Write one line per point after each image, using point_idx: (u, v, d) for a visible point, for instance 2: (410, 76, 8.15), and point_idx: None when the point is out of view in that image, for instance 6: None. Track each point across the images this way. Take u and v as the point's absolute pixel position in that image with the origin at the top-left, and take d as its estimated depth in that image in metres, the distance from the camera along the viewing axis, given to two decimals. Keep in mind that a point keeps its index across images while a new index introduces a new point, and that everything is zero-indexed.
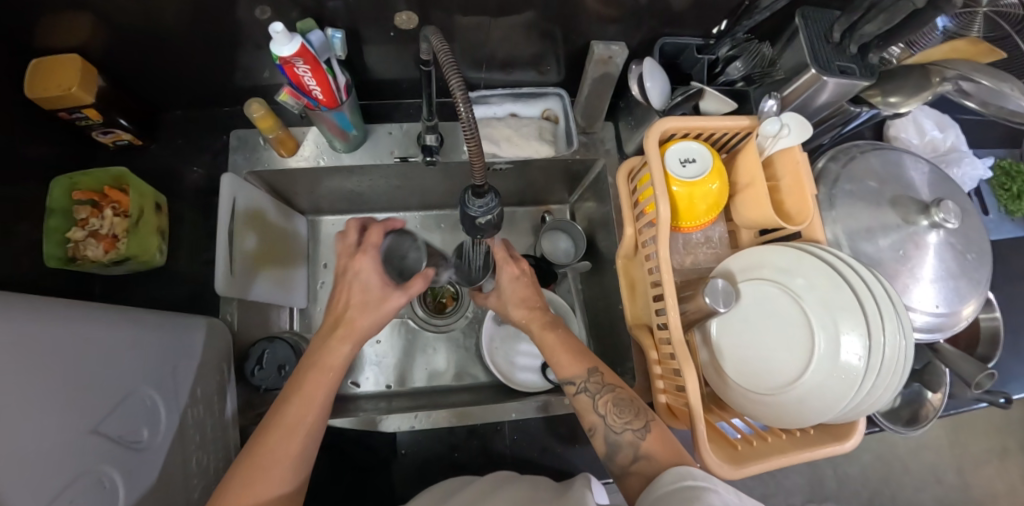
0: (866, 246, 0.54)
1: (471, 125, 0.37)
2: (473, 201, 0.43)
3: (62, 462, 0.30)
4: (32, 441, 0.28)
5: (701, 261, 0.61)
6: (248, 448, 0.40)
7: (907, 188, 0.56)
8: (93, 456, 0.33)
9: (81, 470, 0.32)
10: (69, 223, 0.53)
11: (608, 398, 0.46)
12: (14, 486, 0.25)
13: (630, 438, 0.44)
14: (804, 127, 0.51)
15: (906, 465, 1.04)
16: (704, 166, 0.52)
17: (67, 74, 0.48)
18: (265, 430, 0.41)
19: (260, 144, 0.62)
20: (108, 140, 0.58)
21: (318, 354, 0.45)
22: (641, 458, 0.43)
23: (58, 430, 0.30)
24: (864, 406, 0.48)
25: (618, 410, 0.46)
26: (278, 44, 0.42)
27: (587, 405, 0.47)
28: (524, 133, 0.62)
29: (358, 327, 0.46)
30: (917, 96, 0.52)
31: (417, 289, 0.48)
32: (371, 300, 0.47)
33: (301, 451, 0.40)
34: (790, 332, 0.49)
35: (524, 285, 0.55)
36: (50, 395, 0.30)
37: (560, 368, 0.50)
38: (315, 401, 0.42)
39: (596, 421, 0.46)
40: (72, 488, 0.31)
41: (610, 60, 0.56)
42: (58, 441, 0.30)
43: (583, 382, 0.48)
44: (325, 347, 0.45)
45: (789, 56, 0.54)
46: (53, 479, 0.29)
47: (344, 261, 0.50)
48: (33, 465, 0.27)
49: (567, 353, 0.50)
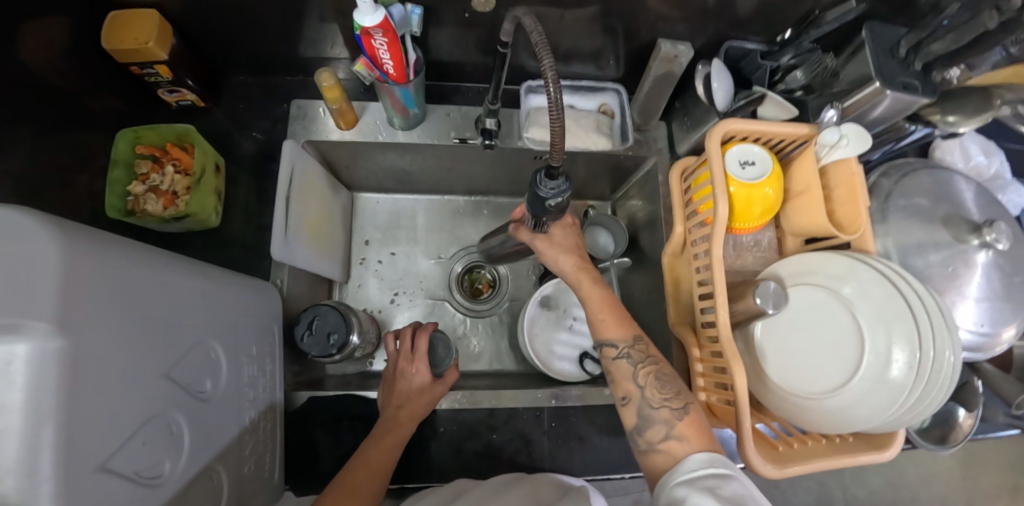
0: (914, 261, 0.55)
1: (559, 108, 0.36)
2: (545, 183, 0.43)
3: (135, 404, 0.30)
4: (111, 379, 0.27)
5: (749, 265, 0.62)
6: (332, 486, 0.44)
7: (958, 207, 0.56)
8: (163, 401, 0.33)
9: (153, 414, 0.31)
10: (131, 177, 0.53)
11: (649, 371, 0.47)
12: (86, 424, 0.25)
13: (665, 415, 0.44)
14: (863, 138, 0.51)
15: (916, 492, 1.04)
16: (762, 170, 0.52)
17: (144, 29, 0.49)
18: (348, 471, 0.45)
19: (320, 115, 0.62)
20: (172, 99, 0.59)
21: (389, 422, 0.50)
22: (672, 438, 0.42)
23: (135, 371, 0.30)
24: (907, 420, 0.48)
25: (659, 385, 0.46)
26: (362, 13, 0.43)
27: (627, 372, 0.47)
28: (583, 125, 0.63)
29: (418, 408, 0.52)
30: (977, 116, 0.54)
31: (452, 379, 0.55)
32: (419, 395, 0.53)
33: (379, 490, 0.45)
34: (838, 338, 0.50)
35: (573, 236, 0.55)
36: (133, 337, 0.30)
37: (604, 330, 0.50)
38: (390, 451, 0.48)
39: (633, 390, 0.47)
40: (142, 431, 0.30)
41: (674, 60, 0.56)
42: (133, 382, 0.29)
43: (626, 348, 0.48)
44: (395, 418, 0.51)
45: (852, 69, 0.54)
46: (124, 421, 0.28)
47: (396, 365, 0.56)
48: (108, 405, 0.27)
49: (612, 316, 0.50)
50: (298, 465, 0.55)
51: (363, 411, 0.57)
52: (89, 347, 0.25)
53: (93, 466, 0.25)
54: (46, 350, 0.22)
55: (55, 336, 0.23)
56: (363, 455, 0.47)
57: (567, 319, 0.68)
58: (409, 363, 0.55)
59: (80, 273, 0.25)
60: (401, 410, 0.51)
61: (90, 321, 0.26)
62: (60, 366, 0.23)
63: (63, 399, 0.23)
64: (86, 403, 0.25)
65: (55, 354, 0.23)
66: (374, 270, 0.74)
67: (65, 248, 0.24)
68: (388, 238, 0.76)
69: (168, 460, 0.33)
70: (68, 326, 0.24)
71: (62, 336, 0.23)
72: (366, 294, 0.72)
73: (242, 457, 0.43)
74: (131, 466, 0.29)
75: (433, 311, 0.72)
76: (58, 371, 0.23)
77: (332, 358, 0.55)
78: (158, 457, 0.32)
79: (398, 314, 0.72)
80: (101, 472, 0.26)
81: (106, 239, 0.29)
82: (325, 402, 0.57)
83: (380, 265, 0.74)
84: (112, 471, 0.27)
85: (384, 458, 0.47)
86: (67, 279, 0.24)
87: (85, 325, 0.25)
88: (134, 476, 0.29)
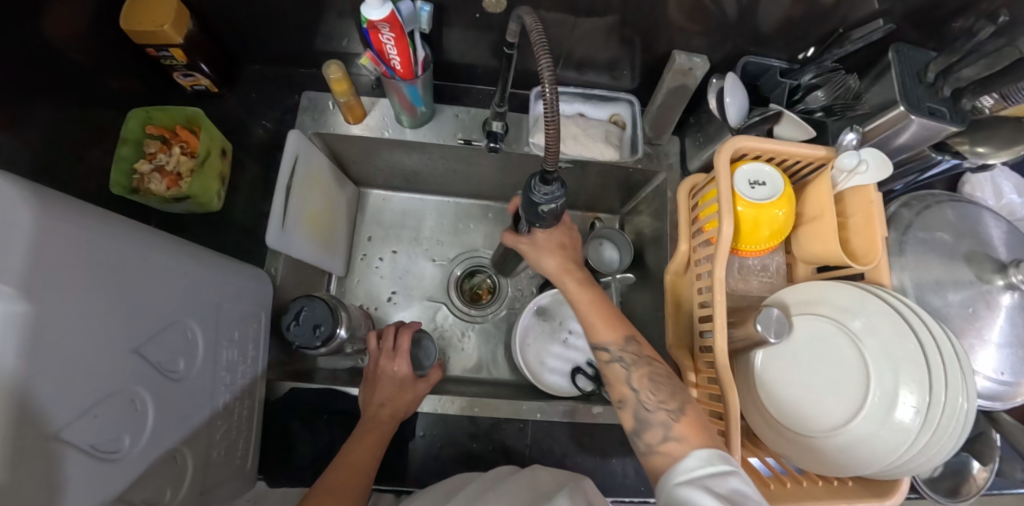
0: (933, 298, 0.51)
1: (555, 104, 0.36)
2: (539, 188, 0.42)
3: (98, 377, 0.29)
4: (75, 350, 0.27)
5: (753, 289, 0.59)
6: (318, 487, 0.42)
7: (984, 245, 0.53)
8: (129, 376, 0.33)
9: (117, 388, 0.31)
10: (139, 154, 0.54)
11: (643, 373, 0.44)
12: (43, 392, 0.24)
13: (662, 418, 0.41)
14: (884, 165, 0.48)
15: None
16: (774, 190, 0.50)
17: (162, 12, 0.50)
18: (333, 472, 0.44)
19: (329, 108, 0.63)
20: (186, 84, 0.60)
21: (372, 421, 0.50)
22: (671, 439, 0.39)
23: (102, 343, 0.29)
24: (909, 470, 0.45)
25: (653, 387, 0.43)
26: (369, 6, 0.43)
27: (620, 375, 0.45)
28: (592, 134, 0.59)
29: (399, 409, 0.51)
30: (1010, 147, 0.51)
31: (436, 378, 0.56)
32: (399, 393, 0.53)
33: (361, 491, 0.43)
34: (843, 374, 0.47)
35: (564, 236, 0.52)
36: (101, 311, 0.29)
37: (595, 333, 0.47)
38: (372, 452, 0.47)
39: (628, 393, 0.44)
40: (101, 403, 0.30)
41: (689, 72, 0.54)
42: (99, 353, 0.29)
43: (618, 351, 0.45)
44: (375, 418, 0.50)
45: (877, 92, 0.51)
46: (86, 392, 0.28)
47: (378, 362, 0.55)
48: (69, 374, 0.26)
49: (603, 318, 0.47)
50: (274, 454, 0.54)
51: (343, 407, 0.57)
52: (56, 314, 0.25)
53: (46, 434, 0.25)
54: (10, 313, 0.22)
55: (20, 300, 0.22)
56: (345, 452, 0.47)
57: (562, 331, 0.66)
58: (390, 361, 0.54)
59: (54, 240, 0.25)
60: (379, 402, 0.51)
61: (60, 289, 0.25)
62: (23, 331, 0.23)
63: (22, 363, 0.23)
64: (46, 371, 0.24)
65: (19, 319, 0.22)
66: (373, 267, 0.73)
67: (38, 214, 0.24)
68: (389, 235, 0.76)
69: (128, 436, 0.32)
70: (35, 292, 0.23)
71: (28, 299, 0.23)
72: (363, 291, 0.72)
73: (211, 441, 0.43)
74: (86, 439, 0.29)
75: (428, 313, 0.71)
76: (19, 335, 0.22)
77: (317, 351, 0.55)
78: (119, 432, 0.31)
79: (393, 313, 0.71)
80: (55, 441, 0.26)
81: (87, 211, 0.29)
82: (308, 393, 0.56)
83: (379, 263, 0.74)
84: (67, 442, 0.27)
85: (367, 461, 0.46)
86: (37, 245, 0.24)
87: (54, 294, 0.25)
88: (91, 449, 0.29)
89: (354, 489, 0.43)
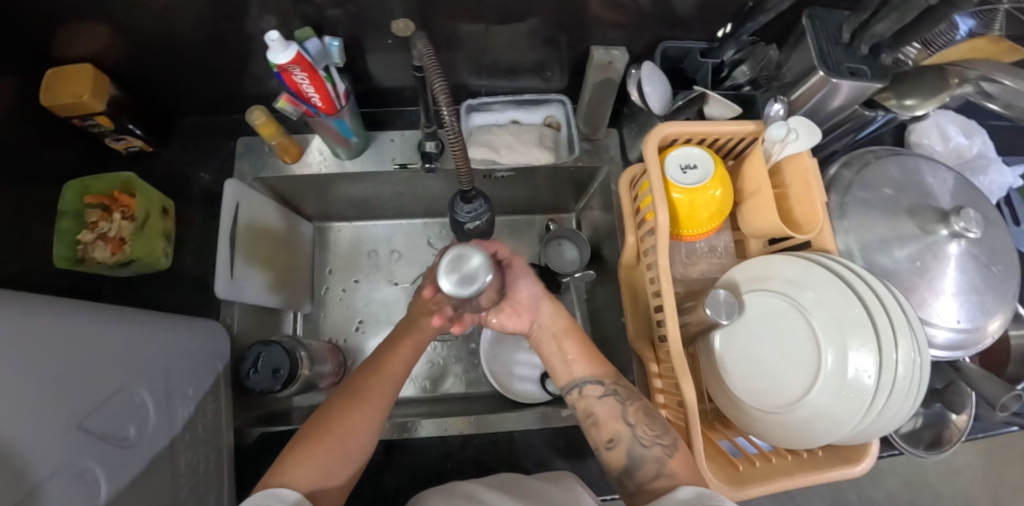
0: (880, 258, 0.51)
1: (458, 133, 0.37)
2: (461, 207, 0.43)
3: (45, 452, 0.30)
4: (16, 431, 0.28)
5: (706, 272, 0.59)
6: (313, 421, 0.40)
7: (928, 197, 0.53)
8: (77, 450, 0.33)
9: (65, 463, 0.32)
10: (80, 225, 0.54)
11: (637, 407, 0.44)
12: None
13: (657, 453, 0.40)
14: (812, 130, 0.49)
15: (939, 492, 1.02)
16: (705, 172, 0.50)
17: (80, 83, 0.50)
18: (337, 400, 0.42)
19: (267, 150, 0.63)
20: (120, 147, 0.60)
21: (410, 329, 0.50)
22: (664, 476, 0.39)
23: (43, 422, 0.30)
24: (874, 431, 0.45)
25: (649, 422, 0.43)
26: (274, 51, 0.43)
27: (614, 410, 0.44)
28: (524, 140, 0.59)
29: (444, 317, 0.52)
30: (934, 97, 0.51)
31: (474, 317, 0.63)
32: None
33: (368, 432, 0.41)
34: (797, 346, 0.47)
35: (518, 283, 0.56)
36: (36, 390, 0.30)
37: (576, 368, 0.48)
38: (401, 364, 0.47)
39: (621, 429, 0.43)
40: (51, 480, 0.30)
41: (609, 65, 0.55)
42: (43, 432, 0.30)
43: (612, 384, 0.46)
44: (415, 325, 0.50)
45: (796, 59, 0.52)
46: (35, 469, 0.29)
47: None
48: (13, 455, 0.27)
49: (584, 355, 0.49)
50: None
51: None
52: None
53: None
54: None
55: None
56: (330, 429, 0.39)
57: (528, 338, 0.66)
58: None
59: None
60: (375, 378, 0.44)
61: None
62: None
63: None
64: None
65: None
66: (338, 299, 0.74)
67: None
68: (350, 266, 0.76)
69: None
70: None
71: None
72: (330, 324, 0.72)
73: (177, 500, 0.43)
74: None
75: None
76: None
77: (282, 393, 0.55)
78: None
79: (364, 342, 0.71)
80: None
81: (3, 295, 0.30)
82: (277, 436, 0.57)
83: (343, 294, 0.74)
84: None
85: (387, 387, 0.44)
86: None
87: None
88: None
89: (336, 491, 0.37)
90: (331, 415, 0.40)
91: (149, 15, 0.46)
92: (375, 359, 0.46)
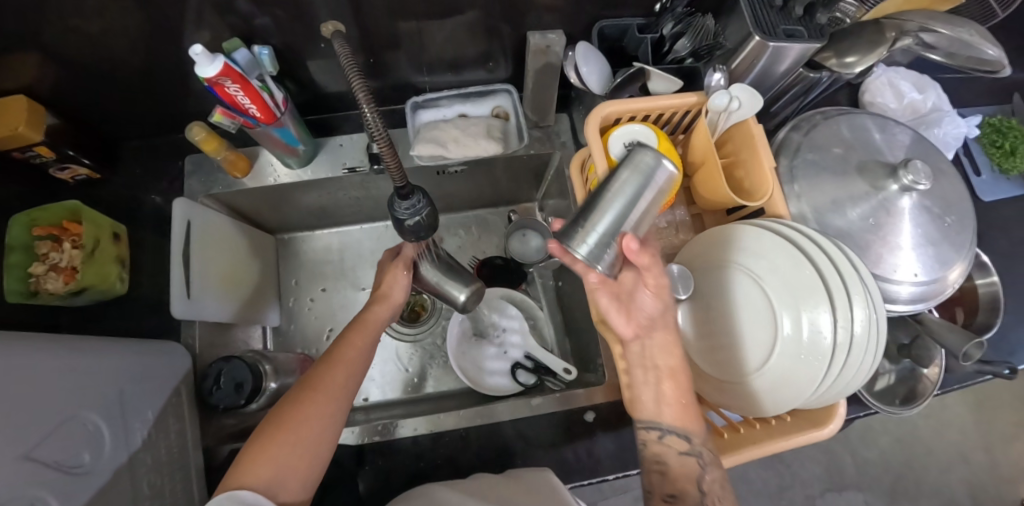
0: (835, 219, 0.50)
1: (385, 136, 0.34)
2: (399, 204, 0.42)
3: None
4: None
5: (665, 248, 0.59)
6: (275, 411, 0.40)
7: (874, 153, 0.53)
8: (27, 480, 0.33)
9: (16, 493, 0.31)
10: (31, 258, 0.53)
11: (716, 478, 0.41)
12: None
13: None
14: (753, 97, 0.48)
15: (927, 446, 1.19)
16: (649, 148, 0.49)
17: (12, 115, 0.49)
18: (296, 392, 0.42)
19: (216, 166, 0.62)
20: (66, 177, 0.59)
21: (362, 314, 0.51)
22: None
23: None
24: (835, 393, 0.45)
25: (722, 493, 0.41)
26: (201, 65, 0.42)
27: (691, 473, 0.41)
28: (471, 133, 0.59)
29: (392, 297, 0.53)
30: (873, 52, 0.50)
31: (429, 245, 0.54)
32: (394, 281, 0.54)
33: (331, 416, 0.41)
34: (754, 314, 0.47)
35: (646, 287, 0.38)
36: None
37: (664, 414, 0.42)
38: (362, 345, 0.48)
39: (689, 491, 0.41)
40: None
41: (548, 50, 0.53)
42: None
43: (698, 444, 0.42)
44: (366, 310, 0.52)
45: (733, 31, 0.51)
46: None
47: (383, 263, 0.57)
48: None
49: (681, 408, 0.42)
50: None
51: None
52: None
53: None
54: None
55: None
56: (291, 420, 0.39)
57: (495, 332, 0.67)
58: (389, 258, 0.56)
59: None
60: (335, 367, 0.44)
61: None
62: None
63: None
64: None
65: None
66: (306, 309, 0.74)
67: None
68: (316, 275, 0.76)
69: None
70: None
71: None
72: (301, 335, 0.72)
73: None
74: None
75: None
76: None
77: (249, 408, 0.55)
78: None
79: None
80: None
81: None
82: None
83: (312, 303, 0.74)
84: None
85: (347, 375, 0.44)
86: None
87: None
88: None
89: (299, 484, 0.37)
90: (289, 407, 0.40)
91: (76, 41, 0.46)
92: (331, 348, 0.47)
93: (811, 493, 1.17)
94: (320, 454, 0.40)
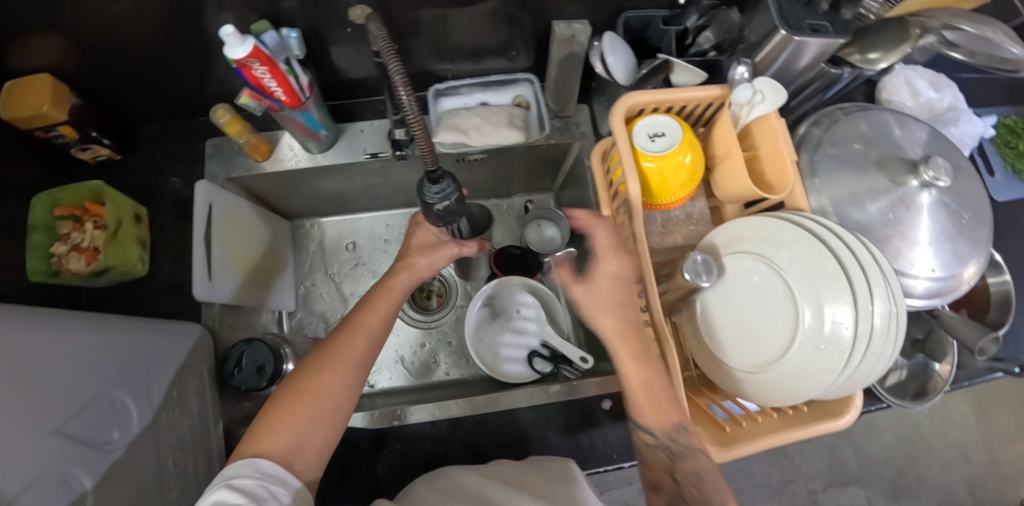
0: (855, 213, 0.51)
1: (421, 122, 0.34)
2: (429, 188, 0.42)
3: (21, 460, 0.30)
4: None
5: (683, 239, 0.60)
6: (287, 383, 0.41)
7: (894, 149, 0.54)
8: (61, 456, 0.33)
9: (46, 470, 0.31)
10: (52, 238, 0.53)
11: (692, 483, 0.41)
12: None
13: None
14: (777, 90, 0.49)
15: (930, 444, 1.20)
16: (673, 139, 0.50)
17: (37, 93, 0.48)
18: (309, 366, 0.42)
19: (236, 150, 0.62)
20: (88, 156, 0.60)
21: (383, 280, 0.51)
22: None
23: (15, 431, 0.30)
24: (852, 384, 0.45)
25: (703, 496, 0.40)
26: (231, 46, 0.41)
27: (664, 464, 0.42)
28: (493, 121, 0.59)
29: (420, 264, 0.52)
30: (896, 50, 0.51)
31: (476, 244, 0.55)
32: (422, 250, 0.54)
33: (348, 388, 0.42)
34: (772, 304, 0.48)
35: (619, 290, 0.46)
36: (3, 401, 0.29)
37: (641, 413, 0.43)
38: (380, 311, 0.47)
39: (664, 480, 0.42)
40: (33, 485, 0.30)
41: (573, 39, 0.54)
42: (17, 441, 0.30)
43: (665, 442, 0.42)
44: (390, 274, 0.51)
45: (759, 22, 0.51)
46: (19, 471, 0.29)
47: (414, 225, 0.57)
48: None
49: (654, 405, 0.42)
50: None
51: None
52: None
53: None
54: None
55: None
56: (305, 392, 0.39)
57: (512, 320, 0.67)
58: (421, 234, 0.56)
59: None
60: (353, 334, 0.45)
61: None
62: None
63: None
64: None
65: None
66: (321, 294, 0.74)
67: None
68: (331, 260, 0.76)
69: None
70: None
71: None
72: (316, 319, 0.73)
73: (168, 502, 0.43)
74: None
75: None
76: None
77: (269, 391, 0.55)
78: None
79: None
80: None
81: None
82: None
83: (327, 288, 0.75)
84: None
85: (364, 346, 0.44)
86: None
87: None
88: None
89: (314, 454, 0.38)
90: (305, 375, 0.41)
91: (101, 21, 0.45)
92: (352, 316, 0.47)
93: (813, 487, 1.18)
94: (335, 425, 0.40)
